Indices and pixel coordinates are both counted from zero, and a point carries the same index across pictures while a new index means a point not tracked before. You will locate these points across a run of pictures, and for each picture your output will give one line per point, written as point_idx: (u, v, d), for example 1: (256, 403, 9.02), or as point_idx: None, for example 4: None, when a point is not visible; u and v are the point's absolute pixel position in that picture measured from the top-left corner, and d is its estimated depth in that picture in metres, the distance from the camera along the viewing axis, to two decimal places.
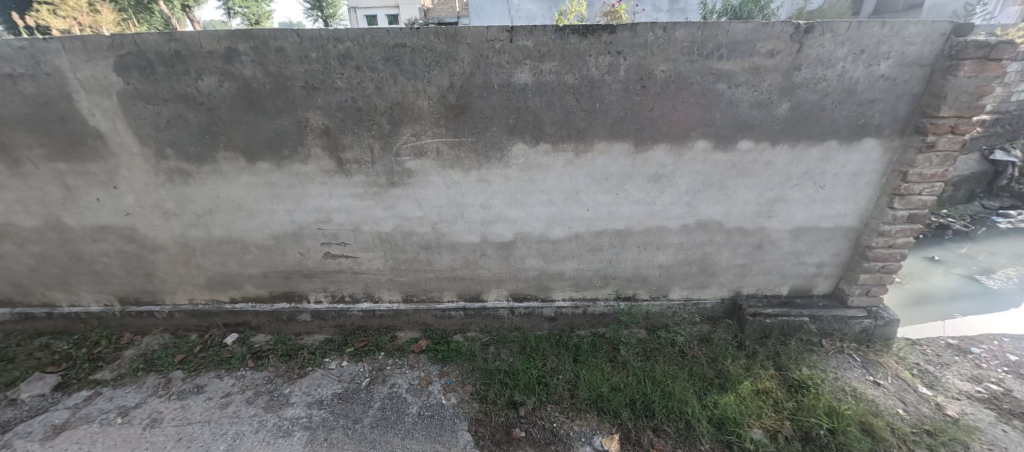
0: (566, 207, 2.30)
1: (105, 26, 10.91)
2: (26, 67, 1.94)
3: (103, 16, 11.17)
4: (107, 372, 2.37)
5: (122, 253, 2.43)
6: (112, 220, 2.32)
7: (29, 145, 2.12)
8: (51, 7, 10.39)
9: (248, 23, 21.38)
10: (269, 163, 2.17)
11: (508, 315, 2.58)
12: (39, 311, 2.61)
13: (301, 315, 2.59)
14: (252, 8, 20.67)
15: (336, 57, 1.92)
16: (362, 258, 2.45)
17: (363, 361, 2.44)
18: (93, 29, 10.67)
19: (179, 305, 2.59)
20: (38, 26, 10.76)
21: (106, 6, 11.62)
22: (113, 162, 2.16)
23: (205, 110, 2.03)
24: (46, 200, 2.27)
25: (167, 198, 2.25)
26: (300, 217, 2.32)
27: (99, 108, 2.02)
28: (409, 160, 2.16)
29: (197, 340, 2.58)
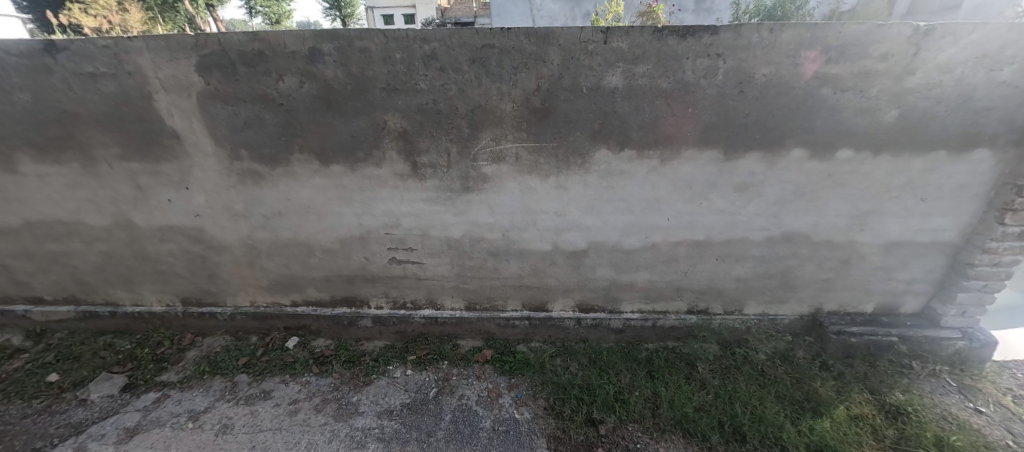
0: (645, 216, 2.19)
1: (136, 26, 11.34)
2: (107, 65, 1.90)
3: (132, 16, 11.60)
4: (172, 373, 2.36)
5: (187, 253, 2.40)
6: (180, 221, 2.29)
7: (104, 144, 2.09)
8: (84, 7, 10.78)
9: (268, 23, 21.84)
10: (343, 166, 2.11)
11: (574, 326, 2.50)
12: (102, 309, 2.60)
13: (362, 321, 2.54)
14: (273, 7, 21.15)
15: (420, 57, 1.85)
16: (427, 264, 2.39)
17: (428, 370, 2.38)
18: (123, 28, 11.04)
19: (241, 307, 2.57)
20: (72, 24, 11.12)
21: (135, 6, 12.00)
22: (187, 162, 2.12)
23: (283, 112, 1.98)
24: (116, 199, 2.24)
25: (237, 199, 2.21)
26: (369, 221, 2.26)
27: (178, 108, 1.98)
28: (486, 165, 2.08)
29: (258, 343, 2.55)
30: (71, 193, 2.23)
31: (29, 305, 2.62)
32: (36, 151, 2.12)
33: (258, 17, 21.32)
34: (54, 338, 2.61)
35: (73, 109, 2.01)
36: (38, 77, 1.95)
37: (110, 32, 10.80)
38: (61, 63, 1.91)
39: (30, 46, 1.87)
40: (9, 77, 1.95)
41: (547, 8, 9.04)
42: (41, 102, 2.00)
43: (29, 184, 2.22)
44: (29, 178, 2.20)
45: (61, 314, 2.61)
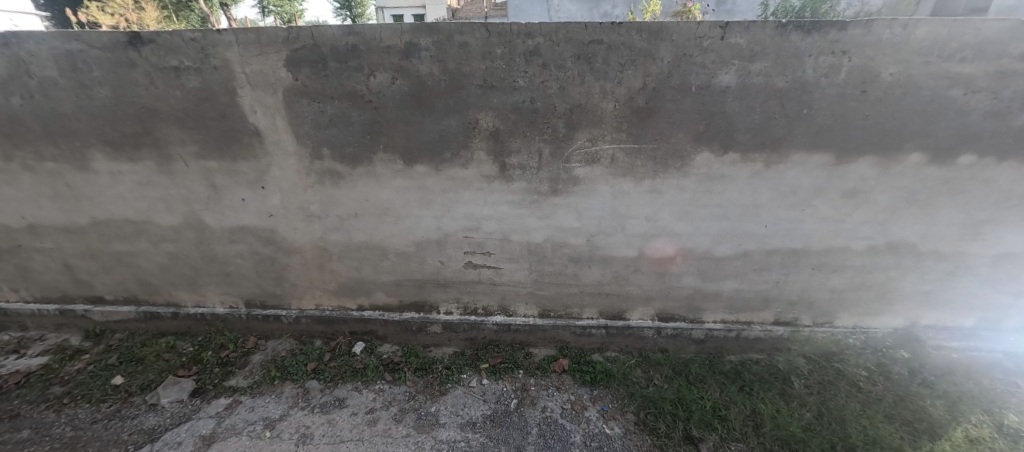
0: (742, 223, 2.07)
1: (151, 23, 11.39)
2: (193, 59, 1.82)
3: (147, 14, 11.72)
4: (240, 379, 2.28)
5: (256, 255, 2.32)
6: (253, 221, 2.21)
7: (181, 141, 2.01)
8: (100, 5, 10.87)
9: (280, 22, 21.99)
10: (427, 166, 2.01)
11: (653, 335, 2.39)
12: (163, 310, 2.52)
13: (431, 327, 2.45)
14: (285, 7, 21.30)
15: (522, 53, 1.75)
16: (504, 270, 2.29)
17: (504, 379, 2.28)
18: (138, 26, 11.11)
19: (306, 310, 2.49)
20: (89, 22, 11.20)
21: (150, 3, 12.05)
22: (266, 161, 2.04)
23: (371, 109, 1.89)
24: (189, 198, 2.16)
25: (314, 200, 2.13)
26: (448, 224, 2.17)
27: (262, 105, 1.91)
28: (578, 167, 1.98)
29: (324, 347, 2.47)
30: (142, 192, 2.16)
31: (88, 305, 2.55)
32: (111, 147, 2.05)
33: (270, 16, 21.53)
34: (114, 339, 2.55)
35: (153, 104, 1.93)
36: (119, 71, 1.87)
37: (126, 30, 10.88)
38: (144, 56, 1.83)
39: (114, 38, 1.79)
40: (89, 71, 1.88)
41: (563, 7, 9.01)
42: (119, 97, 1.92)
43: (100, 182, 2.14)
44: (100, 176, 2.13)
45: (121, 314, 2.54)
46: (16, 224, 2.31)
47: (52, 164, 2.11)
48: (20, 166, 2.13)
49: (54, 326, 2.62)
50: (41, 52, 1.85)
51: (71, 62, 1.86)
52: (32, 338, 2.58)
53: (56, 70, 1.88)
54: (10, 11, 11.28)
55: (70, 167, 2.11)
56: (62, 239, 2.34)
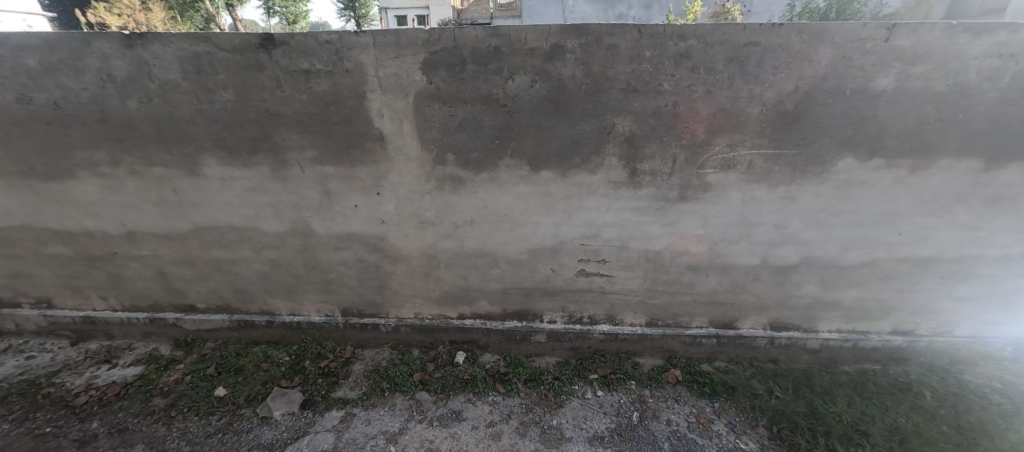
0: (875, 231, 2.01)
1: (159, 25, 11.36)
2: (326, 62, 1.76)
3: (156, 15, 11.69)
4: (346, 390, 2.21)
5: (361, 262, 2.26)
6: (363, 228, 2.15)
7: (300, 146, 1.95)
8: (109, 6, 10.82)
9: (286, 23, 21.95)
10: (554, 172, 1.95)
11: (766, 345, 2.33)
12: (258, 319, 2.46)
13: (535, 336, 2.38)
14: (290, 7, 21.30)
15: (672, 56, 1.69)
16: (617, 278, 2.22)
17: (618, 391, 2.21)
18: (148, 28, 11.06)
19: (405, 319, 2.42)
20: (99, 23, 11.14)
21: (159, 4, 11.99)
22: (385, 167, 1.98)
23: (504, 113, 1.83)
24: (300, 205, 2.10)
25: (430, 206, 2.06)
26: (566, 231, 2.10)
27: (391, 109, 1.84)
28: (712, 173, 1.91)
29: (424, 357, 2.40)
30: (252, 198, 2.10)
31: (179, 313, 2.49)
32: (225, 152, 1.98)
33: (275, 16, 21.55)
34: (206, 348, 2.48)
35: (276, 108, 1.87)
36: (246, 74, 1.81)
37: (135, 30, 10.80)
38: (275, 59, 1.77)
39: (246, 40, 1.73)
40: (214, 74, 1.81)
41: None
42: (242, 101, 1.86)
43: (209, 187, 2.08)
44: (210, 181, 2.06)
45: (213, 323, 2.48)
46: (114, 231, 2.23)
47: (160, 169, 2.04)
48: (127, 171, 2.06)
49: (142, 335, 2.55)
50: (166, 54, 1.78)
51: (196, 65, 1.79)
52: (121, 347, 2.52)
53: (178, 72, 1.81)
54: (21, 12, 11.24)
55: (180, 173, 2.05)
56: (160, 246, 2.27)
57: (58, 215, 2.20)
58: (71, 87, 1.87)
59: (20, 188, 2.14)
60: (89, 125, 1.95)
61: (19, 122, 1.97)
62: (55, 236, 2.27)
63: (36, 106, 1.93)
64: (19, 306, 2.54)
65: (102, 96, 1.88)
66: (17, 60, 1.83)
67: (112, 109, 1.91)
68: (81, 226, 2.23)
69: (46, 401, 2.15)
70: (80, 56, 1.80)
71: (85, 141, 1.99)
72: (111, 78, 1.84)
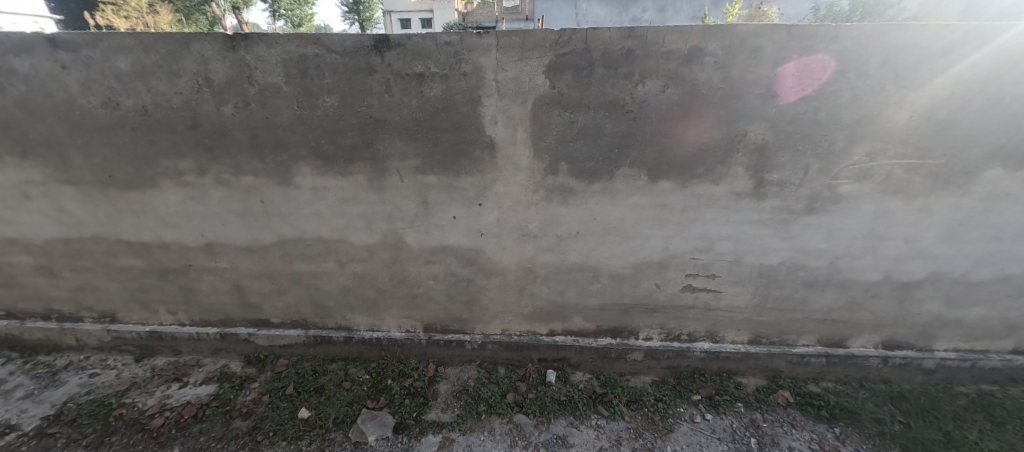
0: (1013, 245, 1.88)
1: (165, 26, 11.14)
2: (443, 65, 1.65)
3: (164, 18, 11.54)
4: (439, 412, 2.08)
5: (453, 276, 2.13)
6: (459, 240, 2.03)
7: (403, 154, 1.83)
8: (113, 7, 10.64)
9: (291, 25, 21.79)
10: (673, 182, 1.83)
11: (879, 365, 2.20)
12: (336, 335, 2.33)
13: (632, 354, 2.25)
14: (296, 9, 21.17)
15: (821, 59, 1.57)
16: (725, 294, 2.10)
17: (728, 414, 2.07)
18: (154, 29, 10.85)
19: (492, 335, 2.29)
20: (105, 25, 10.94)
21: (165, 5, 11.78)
22: (492, 176, 1.86)
23: (628, 120, 1.71)
24: (394, 216, 1.98)
25: (535, 218, 1.94)
26: (678, 245, 1.98)
27: (506, 115, 1.73)
28: (846, 184, 1.79)
29: (513, 376, 2.27)
30: (344, 209, 1.98)
31: (251, 329, 2.36)
32: (321, 160, 1.87)
33: (281, 19, 21.44)
34: (280, 365, 2.35)
35: (382, 114, 1.76)
36: (355, 78, 1.69)
37: (141, 31, 10.57)
38: (387, 62, 1.66)
39: (359, 41, 1.62)
40: (320, 77, 1.70)
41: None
42: (347, 106, 1.75)
43: (299, 197, 1.96)
44: (301, 191, 1.94)
45: (288, 339, 2.35)
46: (192, 242, 2.11)
47: (250, 178, 1.93)
48: (213, 180, 1.94)
49: (210, 351, 2.42)
50: (271, 57, 1.67)
51: (302, 68, 1.68)
52: (188, 364, 2.39)
53: (281, 76, 1.70)
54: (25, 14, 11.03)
55: (270, 182, 1.93)
56: (240, 259, 2.15)
57: (134, 226, 2.08)
58: (163, 91, 1.75)
59: (95, 198, 2.02)
60: (179, 131, 1.83)
61: (102, 128, 1.84)
62: (128, 248, 2.15)
63: (121, 111, 1.80)
64: (81, 320, 2.42)
65: (196, 101, 1.77)
66: (107, 63, 1.71)
67: (206, 115, 1.79)
68: (158, 238, 2.11)
69: (120, 424, 2.01)
70: (177, 58, 1.69)
71: (172, 148, 1.87)
72: (209, 82, 1.72)
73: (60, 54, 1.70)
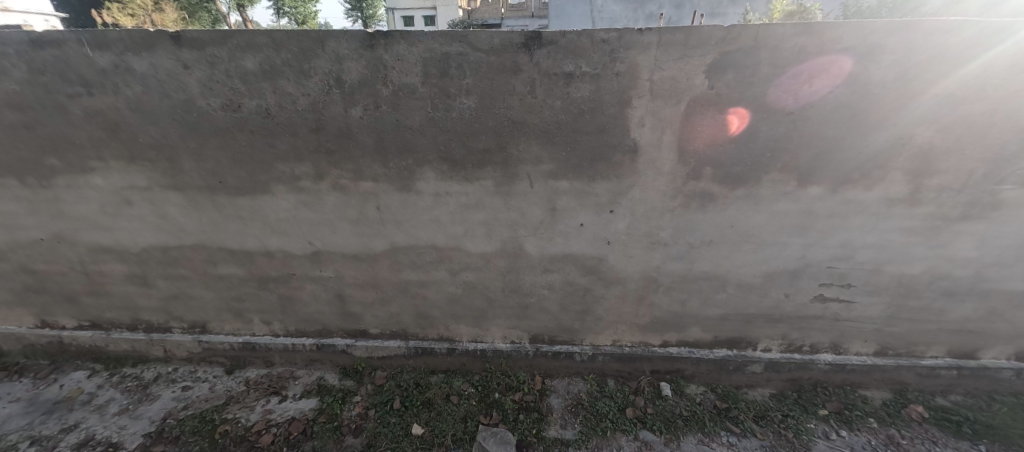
0: None
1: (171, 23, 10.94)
2: (596, 64, 1.55)
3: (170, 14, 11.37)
4: (559, 428, 1.98)
5: (570, 286, 2.04)
6: (582, 249, 1.93)
7: (537, 159, 1.73)
8: (120, 6, 10.50)
9: (296, 22, 21.62)
10: (824, 188, 1.73)
11: (1012, 378, 2.10)
12: (438, 346, 2.24)
13: (751, 366, 2.15)
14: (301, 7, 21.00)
15: (1009, 57, 1.47)
16: (858, 304, 2.00)
17: (863, 430, 1.97)
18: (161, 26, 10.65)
19: (602, 347, 2.20)
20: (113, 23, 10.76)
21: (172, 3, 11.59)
22: (629, 182, 1.76)
23: (787, 122, 1.61)
24: (518, 223, 1.88)
25: (668, 225, 1.84)
26: (816, 253, 1.88)
27: (655, 117, 1.62)
28: (1011, 190, 1.68)
29: (626, 389, 2.17)
30: (466, 215, 1.88)
31: (349, 339, 2.27)
32: (449, 165, 1.77)
33: (286, 17, 21.29)
34: (379, 378, 2.26)
35: (522, 116, 1.65)
36: (497, 78, 1.59)
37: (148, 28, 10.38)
38: (535, 60, 1.55)
39: (508, 39, 1.52)
40: (460, 77, 1.60)
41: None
42: (485, 108, 1.64)
43: (419, 204, 1.86)
44: (422, 197, 1.85)
45: (387, 350, 2.26)
46: (298, 250, 2.02)
47: (369, 184, 1.83)
48: (330, 185, 1.85)
49: (304, 362, 2.33)
50: (411, 56, 1.57)
51: (442, 67, 1.58)
52: (282, 376, 2.30)
53: (419, 76, 1.60)
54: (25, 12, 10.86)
55: (390, 188, 1.84)
56: (346, 267, 2.05)
57: (240, 233, 1.99)
58: (290, 92, 1.66)
59: (202, 205, 1.92)
60: (301, 135, 1.74)
61: (219, 131, 1.75)
62: (230, 256, 2.06)
63: (242, 113, 1.71)
64: (169, 331, 2.32)
65: (324, 103, 1.67)
66: (234, 62, 1.61)
67: (333, 117, 1.70)
68: (262, 246, 2.02)
69: (227, 441, 1.92)
70: (309, 57, 1.59)
71: (291, 153, 1.78)
72: (340, 82, 1.63)
73: (183, 53, 1.60)
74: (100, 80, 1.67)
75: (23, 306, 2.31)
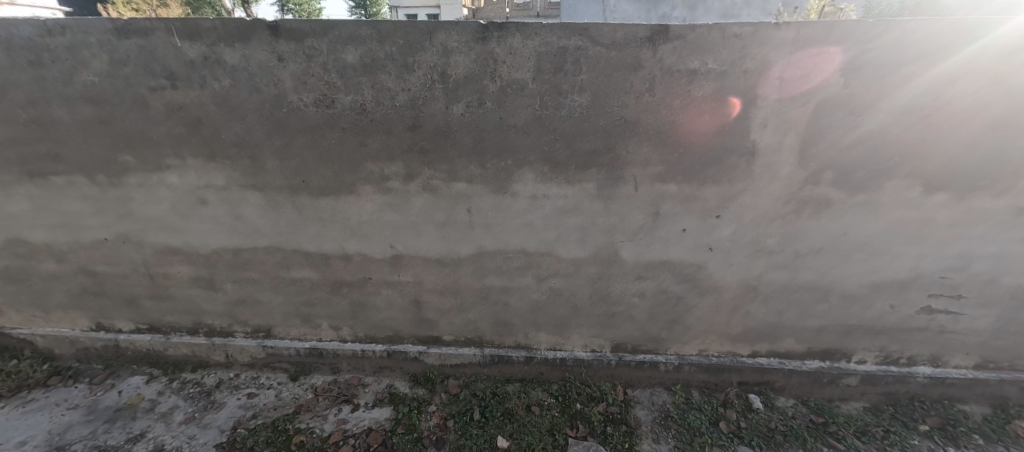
0: None
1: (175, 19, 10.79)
2: (724, 61, 1.45)
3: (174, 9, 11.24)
4: (652, 442, 1.87)
5: (663, 294, 1.94)
6: (681, 255, 1.83)
7: (646, 161, 1.64)
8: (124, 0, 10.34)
9: (300, 19, 21.47)
10: (949, 195, 1.63)
11: None
12: (515, 354, 2.14)
13: (845, 379, 2.06)
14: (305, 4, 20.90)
15: None
16: (965, 316, 1.92)
17: (972, 448, 1.86)
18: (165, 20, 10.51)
19: (688, 357, 2.10)
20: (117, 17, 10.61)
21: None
22: (741, 186, 1.66)
23: (920, 125, 1.52)
24: (616, 228, 1.79)
25: (777, 232, 1.74)
26: (930, 263, 1.79)
27: (780, 118, 1.53)
28: None
29: (714, 401, 2.08)
30: (561, 219, 1.78)
31: (421, 346, 2.17)
32: (550, 166, 1.67)
33: (291, 13, 21.15)
34: (453, 387, 2.16)
35: (636, 116, 1.56)
36: (615, 74, 1.49)
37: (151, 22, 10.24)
38: (659, 56, 1.45)
39: (633, 33, 1.42)
40: (576, 73, 1.50)
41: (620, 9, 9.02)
42: (597, 106, 1.55)
43: (513, 207, 1.77)
44: (517, 200, 1.75)
45: (462, 358, 2.16)
46: (378, 254, 1.92)
47: (462, 185, 1.74)
48: (420, 186, 1.75)
49: (372, 369, 2.24)
50: (525, 49, 1.47)
51: (557, 63, 1.48)
52: (351, 384, 2.20)
53: (532, 71, 1.50)
54: (26, 5, 10.68)
55: (484, 190, 1.74)
56: (427, 272, 1.96)
57: (318, 235, 1.89)
58: (390, 87, 1.56)
59: (281, 205, 1.83)
60: (395, 133, 1.64)
61: (309, 128, 1.65)
62: (305, 259, 1.96)
63: (336, 109, 1.61)
64: (232, 335, 2.23)
65: (424, 99, 1.57)
66: (333, 54, 1.51)
67: (432, 115, 1.60)
68: (341, 248, 1.92)
69: None
70: (415, 50, 1.49)
71: (383, 152, 1.68)
72: (445, 77, 1.53)
73: (280, 44, 1.50)
74: (186, 73, 1.57)
75: (79, 309, 2.21)
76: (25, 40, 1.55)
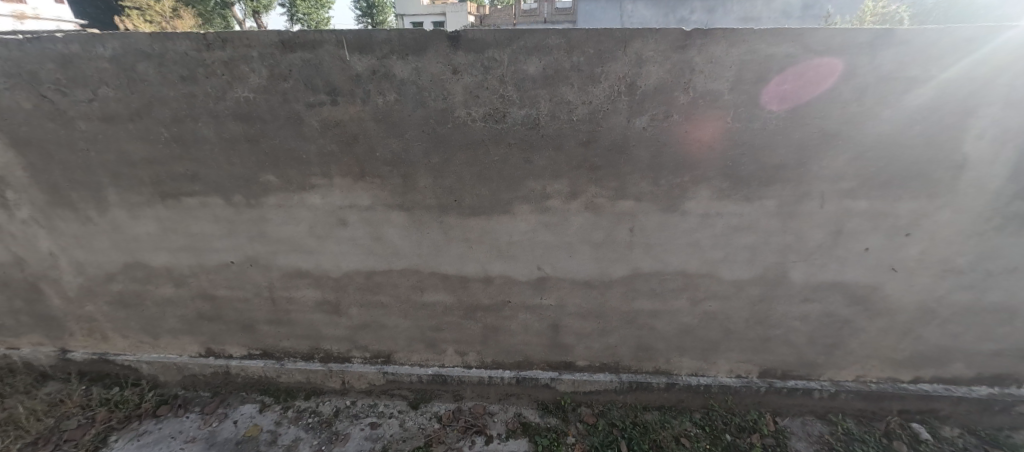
0: None
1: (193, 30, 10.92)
2: (948, 66, 1.33)
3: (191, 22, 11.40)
4: None
5: (828, 317, 1.80)
6: (857, 276, 1.70)
7: (839, 176, 1.51)
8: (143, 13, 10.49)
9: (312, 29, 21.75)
10: None
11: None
12: (656, 380, 2.00)
13: (1020, 406, 1.90)
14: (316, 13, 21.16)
15: None
16: None
17: None
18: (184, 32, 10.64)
19: (845, 383, 1.96)
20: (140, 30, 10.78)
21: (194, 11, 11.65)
22: (942, 201, 1.52)
23: None
24: (790, 247, 1.66)
25: (971, 250, 1.61)
26: None
27: (999, 129, 1.40)
28: None
29: (876, 431, 1.92)
30: (731, 238, 1.66)
31: (552, 372, 2.04)
32: (730, 183, 1.55)
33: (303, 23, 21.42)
34: (588, 415, 2.02)
35: (837, 127, 1.43)
36: (823, 83, 1.37)
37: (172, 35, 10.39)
38: (877, 62, 1.33)
39: (853, 38, 1.30)
40: (778, 83, 1.38)
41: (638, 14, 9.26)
42: (797, 118, 1.42)
43: (681, 225, 1.64)
44: (686, 218, 1.63)
45: (597, 384, 2.03)
46: (523, 276, 1.80)
47: (629, 203, 1.62)
48: (582, 205, 1.63)
49: (497, 396, 2.11)
50: (728, 58, 1.36)
51: (761, 72, 1.37)
52: (476, 412, 2.07)
53: (729, 82, 1.39)
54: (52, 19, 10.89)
55: (652, 208, 1.62)
56: (573, 295, 1.83)
57: (460, 257, 1.78)
58: (569, 100, 1.44)
59: (427, 225, 1.72)
60: (566, 148, 1.52)
61: (473, 144, 1.54)
62: (442, 281, 1.84)
63: (505, 124, 1.50)
64: (349, 361, 2.11)
65: (605, 112, 1.46)
66: (513, 66, 1.41)
67: (611, 129, 1.48)
68: (483, 270, 1.80)
69: None
70: (605, 60, 1.38)
71: (548, 169, 1.57)
72: (632, 89, 1.42)
73: (457, 56, 1.40)
74: (350, 88, 1.47)
75: (190, 335, 2.10)
76: (181, 54, 1.45)
